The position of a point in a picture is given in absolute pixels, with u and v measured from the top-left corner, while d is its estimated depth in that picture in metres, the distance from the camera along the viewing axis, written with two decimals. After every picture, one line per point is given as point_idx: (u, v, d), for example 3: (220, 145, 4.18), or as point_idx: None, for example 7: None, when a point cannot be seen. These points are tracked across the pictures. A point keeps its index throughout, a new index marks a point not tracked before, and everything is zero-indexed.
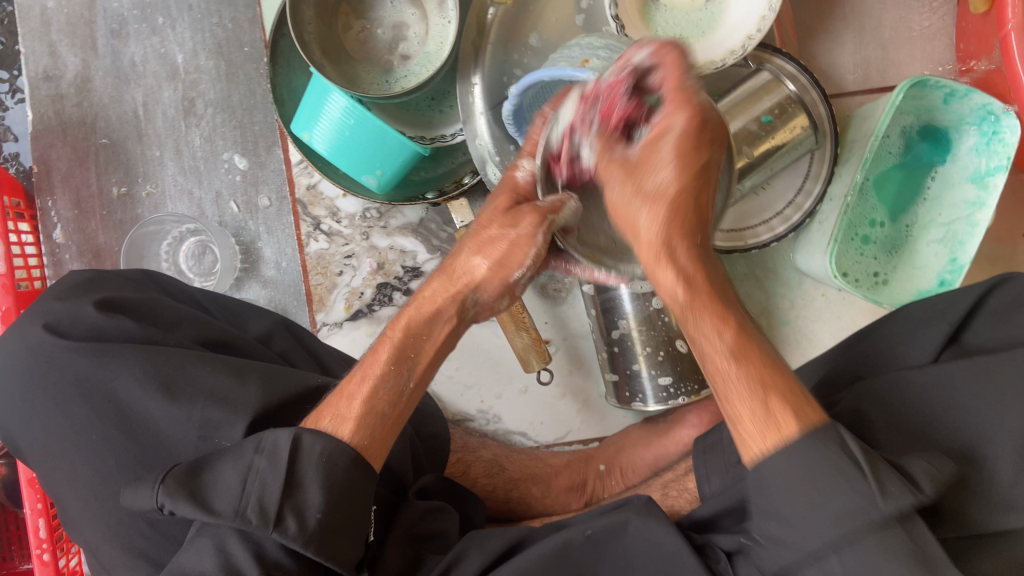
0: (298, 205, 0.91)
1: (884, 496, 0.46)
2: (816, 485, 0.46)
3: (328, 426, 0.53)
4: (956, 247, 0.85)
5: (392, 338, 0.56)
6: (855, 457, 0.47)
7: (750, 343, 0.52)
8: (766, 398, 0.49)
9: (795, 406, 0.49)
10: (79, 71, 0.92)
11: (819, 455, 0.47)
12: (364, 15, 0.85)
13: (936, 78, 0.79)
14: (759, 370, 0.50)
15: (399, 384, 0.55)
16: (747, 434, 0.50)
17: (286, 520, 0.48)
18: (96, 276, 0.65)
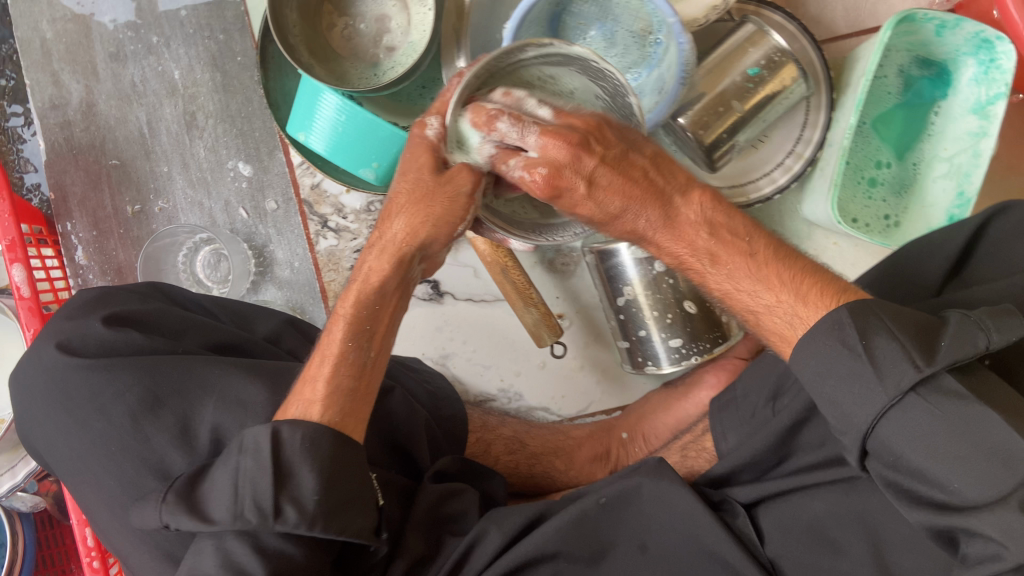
0: (304, 205, 0.93)
1: (882, 378, 0.46)
2: (837, 379, 0.48)
3: (300, 413, 0.56)
4: (963, 180, 0.84)
5: (347, 315, 0.58)
6: (856, 351, 0.47)
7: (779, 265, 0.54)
8: (789, 300, 0.52)
9: (821, 287, 0.52)
10: (83, 97, 0.95)
11: (827, 350, 0.48)
12: (346, 12, 0.86)
13: (924, 11, 0.78)
14: (776, 273, 0.52)
15: (360, 357, 0.59)
16: (788, 313, 0.52)
17: (284, 510, 0.50)
18: (103, 293, 0.68)
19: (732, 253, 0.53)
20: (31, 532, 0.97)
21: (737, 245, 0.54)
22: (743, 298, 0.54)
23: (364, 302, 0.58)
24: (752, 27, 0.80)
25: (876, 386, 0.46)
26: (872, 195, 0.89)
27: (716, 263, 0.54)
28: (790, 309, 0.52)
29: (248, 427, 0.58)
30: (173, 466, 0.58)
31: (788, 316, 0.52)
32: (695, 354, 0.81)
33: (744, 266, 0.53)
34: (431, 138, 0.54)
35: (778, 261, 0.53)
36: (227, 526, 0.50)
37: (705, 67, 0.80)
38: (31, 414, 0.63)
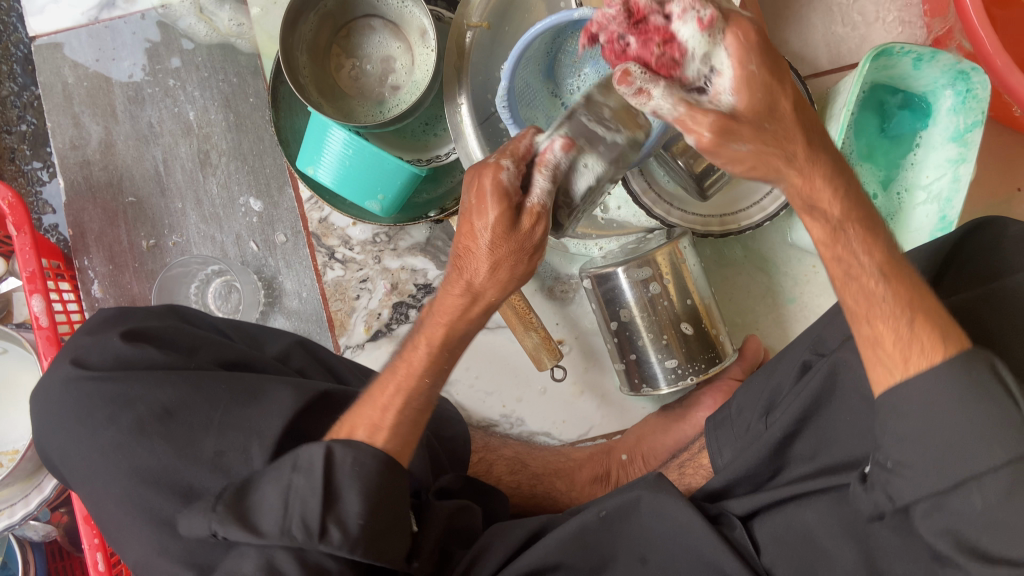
0: (312, 238, 0.97)
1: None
2: (949, 419, 0.46)
3: (363, 437, 0.58)
4: (943, 205, 0.87)
5: (430, 344, 0.61)
6: (1007, 384, 0.46)
7: (900, 266, 0.54)
8: (911, 317, 0.51)
9: (938, 325, 0.50)
10: (102, 138, 1.00)
11: (972, 386, 0.46)
12: (353, 54, 0.91)
13: (900, 45, 0.82)
14: (907, 291, 0.52)
15: (425, 392, 0.61)
16: (886, 358, 0.51)
17: (329, 531, 0.53)
18: (121, 311, 0.72)
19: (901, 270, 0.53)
20: (43, 562, 0.98)
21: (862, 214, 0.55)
22: (862, 274, 0.54)
23: (449, 340, 0.60)
24: None
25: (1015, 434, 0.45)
26: None
27: (839, 228, 0.55)
28: (881, 330, 0.52)
29: (252, 451, 0.61)
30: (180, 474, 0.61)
31: (925, 347, 0.49)
32: (691, 374, 0.83)
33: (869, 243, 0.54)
34: (495, 188, 0.54)
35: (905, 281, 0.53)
36: (274, 541, 0.53)
37: None
38: (47, 429, 0.66)
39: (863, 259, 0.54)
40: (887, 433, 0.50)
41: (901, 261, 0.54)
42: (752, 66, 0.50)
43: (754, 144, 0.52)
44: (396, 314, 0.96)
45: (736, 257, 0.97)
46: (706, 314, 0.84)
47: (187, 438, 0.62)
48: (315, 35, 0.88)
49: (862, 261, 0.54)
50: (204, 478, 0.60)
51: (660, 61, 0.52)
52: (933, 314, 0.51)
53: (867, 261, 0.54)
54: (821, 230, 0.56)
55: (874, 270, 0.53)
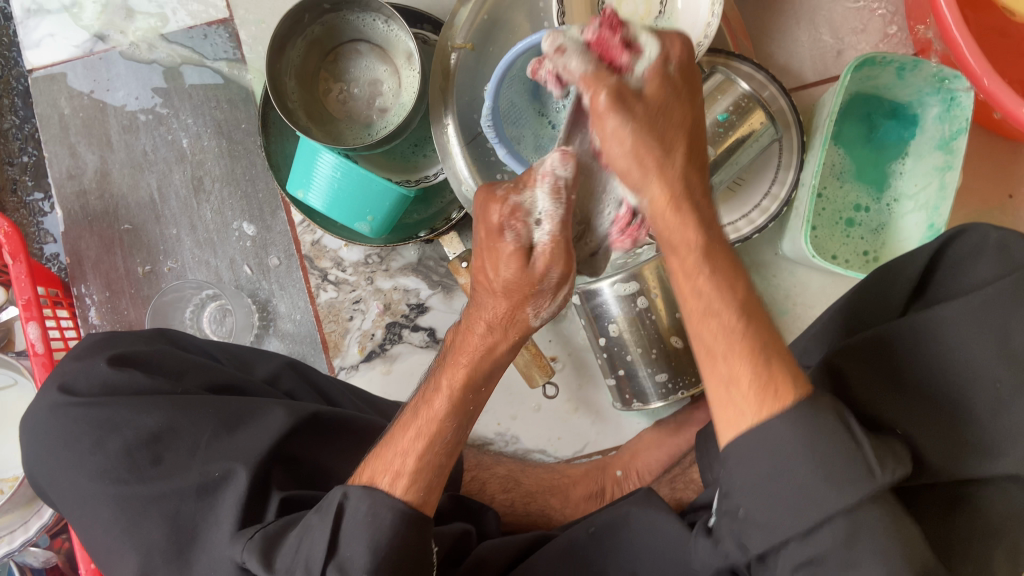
0: (305, 260, 0.98)
1: (881, 467, 0.46)
2: (800, 473, 0.46)
3: (385, 484, 0.55)
4: (932, 212, 0.87)
5: (451, 390, 0.57)
6: (852, 428, 0.47)
7: (762, 349, 0.48)
8: (767, 358, 0.48)
9: (785, 368, 0.48)
10: (98, 166, 1.01)
11: (816, 427, 0.46)
12: (341, 78, 0.92)
13: (882, 55, 0.83)
14: (746, 350, 0.48)
15: (456, 433, 0.58)
16: (740, 399, 0.48)
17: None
18: (109, 337, 0.73)
19: (730, 350, 0.49)
20: None
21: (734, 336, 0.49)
22: (714, 383, 0.49)
23: (471, 381, 0.57)
24: (721, 77, 0.84)
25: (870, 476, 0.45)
26: (851, 235, 0.92)
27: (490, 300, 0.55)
28: (736, 367, 0.48)
29: (236, 474, 0.61)
30: (164, 499, 0.61)
31: (761, 393, 0.47)
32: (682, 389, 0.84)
33: (721, 292, 0.50)
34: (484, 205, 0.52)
35: (774, 362, 0.48)
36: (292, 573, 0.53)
37: None
38: (38, 455, 0.67)
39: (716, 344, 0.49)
40: (734, 485, 0.48)
41: (731, 331, 0.49)
42: (555, 240, 0.51)
43: (517, 268, 0.51)
44: (389, 334, 0.96)
45: None
46: None
47: (174, 461, 0.63)
48: (302, 60, 0.90)
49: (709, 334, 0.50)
50: (190, 503, 0.61)
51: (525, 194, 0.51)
52: (785, 363, 0.48)
53: (720, 317, 0.49)
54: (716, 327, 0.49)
55: (706, 310, 0.50)
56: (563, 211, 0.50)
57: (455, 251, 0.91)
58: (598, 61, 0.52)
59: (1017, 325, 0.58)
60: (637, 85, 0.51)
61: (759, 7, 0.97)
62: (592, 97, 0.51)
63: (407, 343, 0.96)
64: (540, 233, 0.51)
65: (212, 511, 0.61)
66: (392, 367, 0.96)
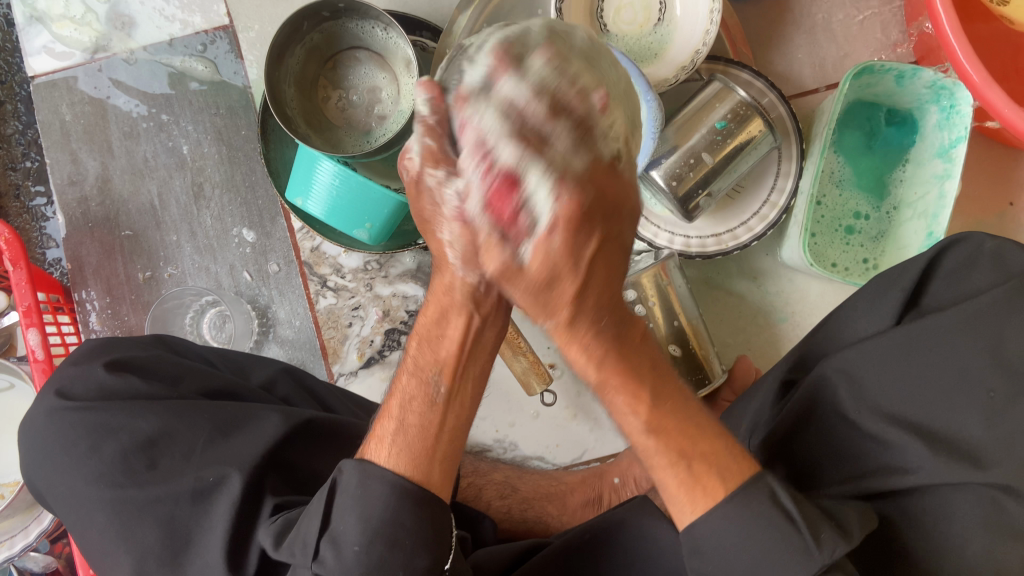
0: (305, 267, 0.98)
1: (818, 546, 0.50)
2: (748, 551, 0.51)
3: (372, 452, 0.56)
4: (931, 221, 0.86)
5: (412, 363, 0.60)
6: (790, 514, 0.51)
7: (665, 413, 0.54)
8: (689, 463, 0.53)
9: (719, 464, 0.53)
10: (99, 173, 1.02)
11: (752, 515, 0.51)
12: (340, 85, 0.92)
13: (882, 62, 0.83)
14: (679, 437, 0.54)
15: (428, 393, 0.58)
16: (677, 501, 0.53)
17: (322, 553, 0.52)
18: (108, 343, 0.73)
19: (668, 437, 0.54)
20: None
21: (634, 372, 0.55)
22: (633, 429, 0.55)
23: (428, 347, 0.59)
24: (719, 84, 0.84)
25: (812, 555, 0.50)
26: (850, 242, 0.92)
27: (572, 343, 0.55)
28: (664, 473, 0.54)
29: (231, 481, 0.61)
30: (159, 506, 0.61)
31: (707, 485, 0.52)
32: None
33: (637, 400, 0.54)
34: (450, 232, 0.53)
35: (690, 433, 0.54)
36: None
37: (679, 121, 0.85)
38: (35, 461, 0.67)
39: (630, 420, 0.54)
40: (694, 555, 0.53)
41: (676, 411, 0.55)
42: (554, 231, 0.48)
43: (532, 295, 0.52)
44: (388, 340, 0.97)
45: (725, 277, 0.97)
46: (693, 334, 0.86)
47: (170, 468, 0.63)
48: (301, 67, 0.90)
49: (632, 424, 0.54)
50: (184, 508, 0.61)
51: (495, 191, 0.48)
52: (717, 458, 0.53)
53: (634, 420, 0.54)
54: (579, 356, 0.54)
55: (642, 426, 0.54)
56: (559, 191, 0.47)
57: None
58: (489, 228, 0.50)
59: (1011, 333, 0.58)
60: (521, 260, 0.50)
61: (758, 14, 0.97)
62: (484, 252, 0.51)
63: (406, 349, 0.96)
64: (527, 247, 0.49)
65: (206, 517, 0.61)
66: (390, 374, 0.96)
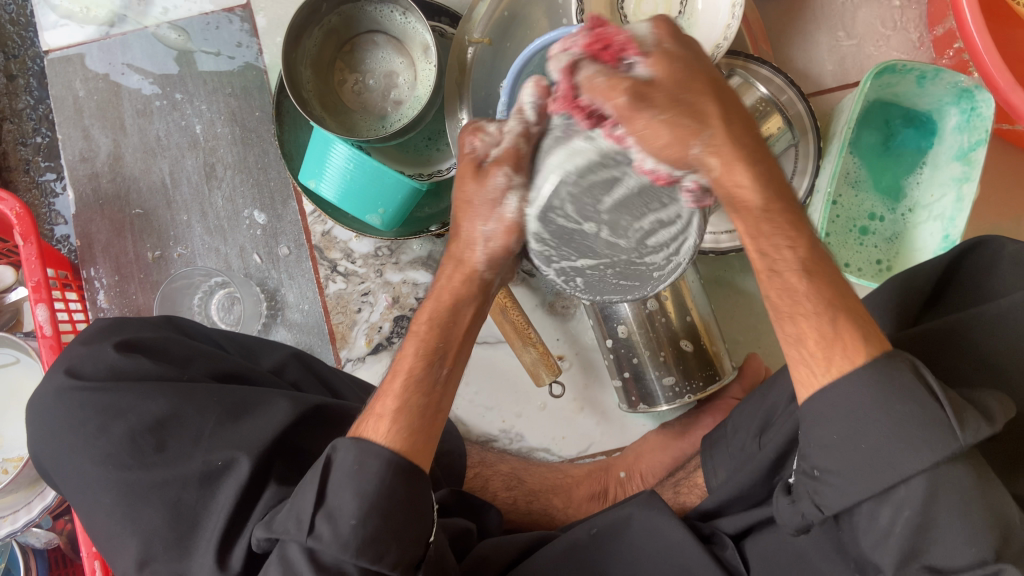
0: (315, 251, 0.98)
1: (963, 429, 0.45)
2: (881, 427, 0.46)
3: (371, 427, 0.55)
4: (947, 224, 0.86)
5: (419, 337, 0.58)
6: (931, 389, 0.47)
7: (822, 261, 0.51)
8: (834, 317, 0.49)
9: (862, 323, 0.50)
10: (111, 150, 1.01)
11: (893, 385, 0.47)
12: (356, 69, 0.92)
13: (903, 62, 0.82)
14: (826, 290, 0.50)
15: (432, 377, 0.57)
16: (807, 357, 0.50)
17: (318, 527, 0.51)
18: (118, 321, 0.73)
19: (810, 318, 0.50)
20: (45, 569, 0.99)
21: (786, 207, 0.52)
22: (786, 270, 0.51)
23: (436, 324, 0.58)
24: (739, 80, 0.84)
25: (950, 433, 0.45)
26: (864, 243, 0.91)
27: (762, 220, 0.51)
28: (805, 326, 0.50)
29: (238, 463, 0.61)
30: (167, 485, 0.61)
31: (848, 343, 0.49)
32: (689, 393, 0.83)
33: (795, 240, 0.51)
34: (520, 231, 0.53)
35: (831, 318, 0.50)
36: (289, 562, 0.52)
37: None
38: (42, 437, 0.67)
39: (787, 254, 0.51)
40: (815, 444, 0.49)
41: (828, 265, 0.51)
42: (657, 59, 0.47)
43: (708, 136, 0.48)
44: (397, 327, 0.96)
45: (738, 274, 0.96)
46: (705, 331, 0.84)
47: (178, 449, 0.62)
48: (318, 50, 0.89)
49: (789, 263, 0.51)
50: (191, 491, 0.61)
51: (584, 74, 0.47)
52: (851, 318, 0.50)
53: (791, 255, 0.51)
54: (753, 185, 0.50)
55: (797, 262, 0.51)
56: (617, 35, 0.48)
57: None
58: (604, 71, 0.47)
59: None
60: (646, 76, 0.47)
61: (780, 10, 0.96)
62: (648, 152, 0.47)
63: None
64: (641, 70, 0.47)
65: (213, 500, 0.61)
66: None
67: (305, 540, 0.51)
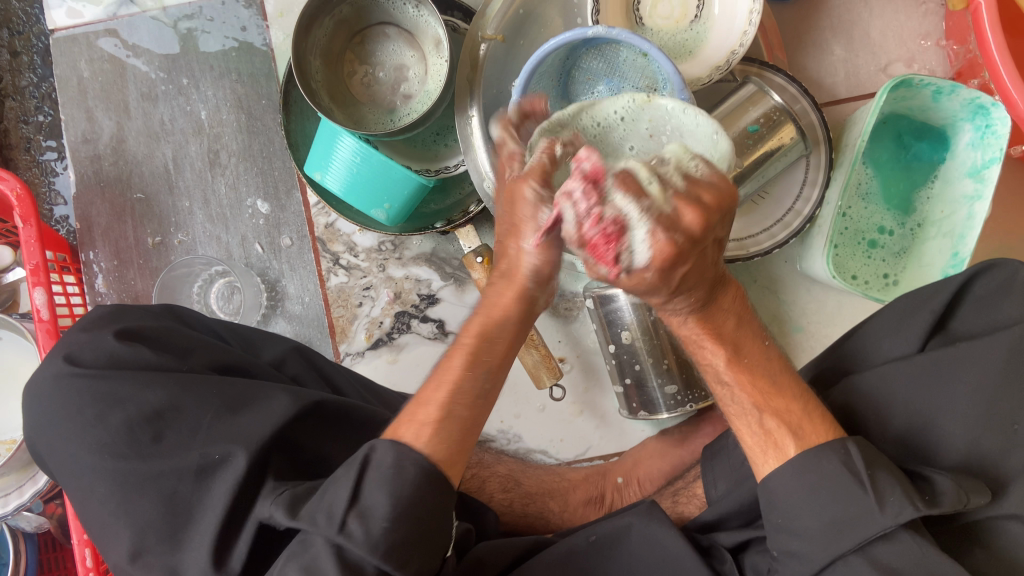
0: (318, 243, 0.96)
1: (883, 505, 0.52)
2: (819, 505, 0.54)
3: (408, 421, 0.57)
4: (957, 241, 0.85)
5: (466, 348, 0.58)
6: (856, 472, 0.54)
7: (752, 367, 0.62)
8: (763, 416, 0.59)
9: (794, 422, 0.58)
10: (114, 133, 1.00)
11: (819, 469, 0.55)
12: (366, 61, 0.91)
13: (920, 77, 0.81)
14: (760, 392, 0.60)
15: (475, 386, 0.57)
16: (751, 443, 0.59)
17: (350, 524, 0.50)
18: (118, 309, 0.72)
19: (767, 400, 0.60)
20: (34, 553, 0.98)
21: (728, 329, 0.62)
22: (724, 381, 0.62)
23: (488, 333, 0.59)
24: (753, 87, 0.83)
25: (876, 511, 0.52)
26: (872, 256, 0.91)
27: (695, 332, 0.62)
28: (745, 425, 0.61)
29: (236, 459, 0.60)
30: (163, 478, 0.60)
31: (779, 438, 0.58)
32: (691, 402, 0.82)
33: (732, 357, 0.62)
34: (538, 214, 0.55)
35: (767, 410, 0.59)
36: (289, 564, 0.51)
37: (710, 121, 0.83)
38: (38, 424, 0.66)
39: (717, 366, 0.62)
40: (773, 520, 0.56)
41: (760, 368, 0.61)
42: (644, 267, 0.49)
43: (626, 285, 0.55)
44: (397, 323, 0.95)
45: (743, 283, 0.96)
46: None
47: (176, 441, 0.62)
48: (329, 40, 0.88)
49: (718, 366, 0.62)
50: (187, 484, 0.60)
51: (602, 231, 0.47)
52: (789, 408, 0.59)
53: (720, 367, 0.62)
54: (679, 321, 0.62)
55: (720, 374, 0.62)
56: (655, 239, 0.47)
57: (471, 244, 0.90)
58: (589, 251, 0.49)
59: None
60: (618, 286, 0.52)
61: (797, 17, 0.95)
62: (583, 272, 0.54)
63: (415, 334, 0.95)
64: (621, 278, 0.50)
65: (207, 494, 0.59)
66: (398, 357, 0.95)
67: (336, 536, 0.50)
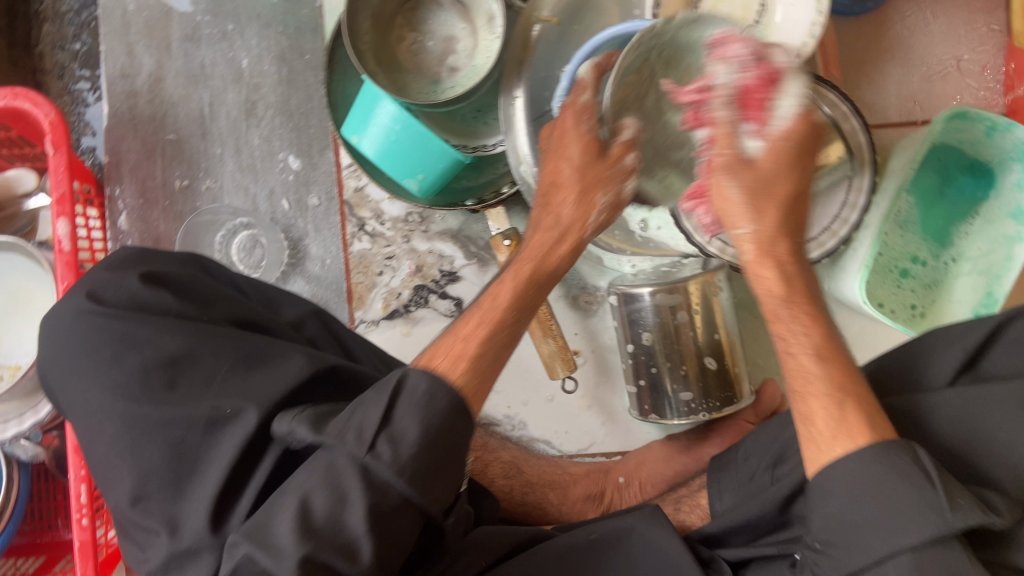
0: (345, 206, 0.96)
1: (952, 508, 0.48)
2: (878, 504, 0.50)
3: (446, 364, 0.55)
4: (992, 280, 0.85)
5: (516, 283, 0.63)
6: (926, 470, 0.50)
7: (834, 351, 0.57)
8: (842, 402, 0.54)
9: (868, 411, 0.54)
10: (152, 71, 0.99)
11: (890, 463, 0.51)
12: (417, 28, 0.90)
13: (976, 111, 0.80)
14: (837, 374, 0.56)
15: (514, 330, 0.60)
16: (817, 434, 0.54)
17: (379, 445, 0.49)
18: (145, 251, 0.71)
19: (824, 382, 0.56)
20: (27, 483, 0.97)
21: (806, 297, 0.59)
22: (799, 353, 0.58)
23: (539, 273, 0.63)
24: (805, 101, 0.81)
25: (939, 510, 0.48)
26: (902, 285, 0.89)
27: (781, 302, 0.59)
28: (815, 408, 0.55)
29: (246, 414, 0.59)
30: (172, 426, 0.59)
31: (848, 424, 0.53)
32: (705, 411, 0.81)
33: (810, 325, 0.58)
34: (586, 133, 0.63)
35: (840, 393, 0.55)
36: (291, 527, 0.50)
37: None
38: (52, 356, 0.65)
39: (800, 339, 0.58)
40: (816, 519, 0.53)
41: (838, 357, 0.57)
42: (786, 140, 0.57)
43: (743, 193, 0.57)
44: (416, 296, 0.94)
45: None
46: (729, 351, 0.83)
47: (189, 390, 0.61)
48: (382, 2, 0.87)
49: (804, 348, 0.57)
50: (196, 434, 0.59)
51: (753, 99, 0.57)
52: (870, 407, 0.54)
53: (805, 342, 0.57)
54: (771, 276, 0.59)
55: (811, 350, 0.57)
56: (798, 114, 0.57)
57: (498, 226, 0.87)
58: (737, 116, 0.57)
59: None
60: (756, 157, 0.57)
61: (854, 35, 0.93)
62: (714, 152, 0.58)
63: (432, 309, 0.94)
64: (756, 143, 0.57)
65: (215, 448, 0.59)
66: (412, 330, 0.94)
67: (363, 455, 0.49)
